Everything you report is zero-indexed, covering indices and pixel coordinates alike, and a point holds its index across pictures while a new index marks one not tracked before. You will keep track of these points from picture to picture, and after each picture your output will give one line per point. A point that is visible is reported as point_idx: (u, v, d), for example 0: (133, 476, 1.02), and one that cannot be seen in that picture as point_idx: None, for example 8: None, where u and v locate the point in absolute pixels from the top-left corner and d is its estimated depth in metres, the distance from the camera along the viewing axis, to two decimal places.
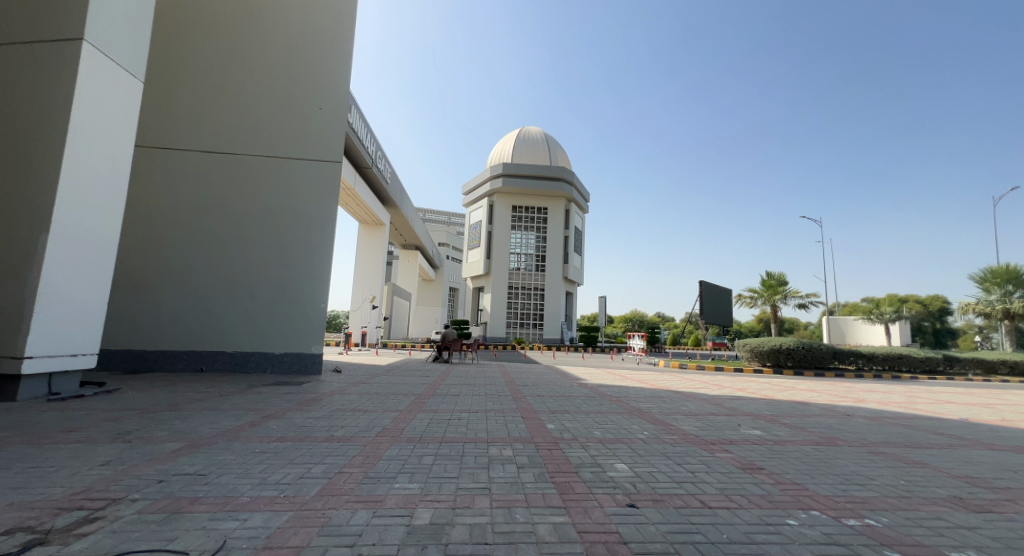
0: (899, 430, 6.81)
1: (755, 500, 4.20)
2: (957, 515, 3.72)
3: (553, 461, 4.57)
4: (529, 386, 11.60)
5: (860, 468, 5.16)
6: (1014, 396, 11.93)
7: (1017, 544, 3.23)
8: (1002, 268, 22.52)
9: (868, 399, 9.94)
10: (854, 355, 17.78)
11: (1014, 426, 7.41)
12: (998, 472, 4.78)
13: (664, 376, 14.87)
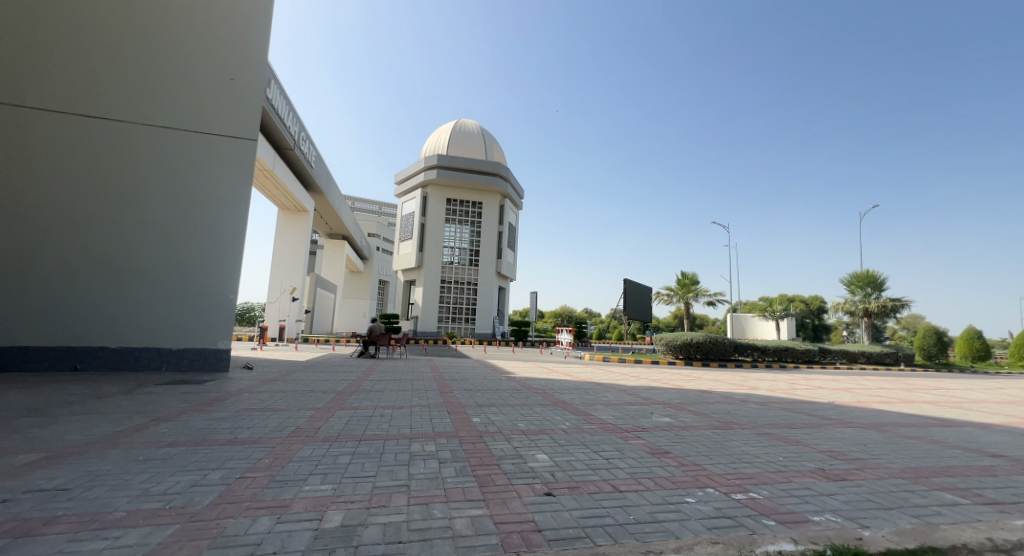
0: (783, 413, 7.71)
1: (660, 482, 4.59)
2: (820, 484, 4.33)
3: (477, 455, 4.66)
4: (457, 381, 11.65)
5: (749, 447, 5.80)
6: (874, 382, 13.92)
7: (863, 506, 3.83)
8: (863, 273, 25.48)
9: (761, 387, 11.11)
10: (752, 347, 19.74)
11: (872, 406, 8.67)
12: (855, 445, 5.61)
13: (588, 369, 15.56)
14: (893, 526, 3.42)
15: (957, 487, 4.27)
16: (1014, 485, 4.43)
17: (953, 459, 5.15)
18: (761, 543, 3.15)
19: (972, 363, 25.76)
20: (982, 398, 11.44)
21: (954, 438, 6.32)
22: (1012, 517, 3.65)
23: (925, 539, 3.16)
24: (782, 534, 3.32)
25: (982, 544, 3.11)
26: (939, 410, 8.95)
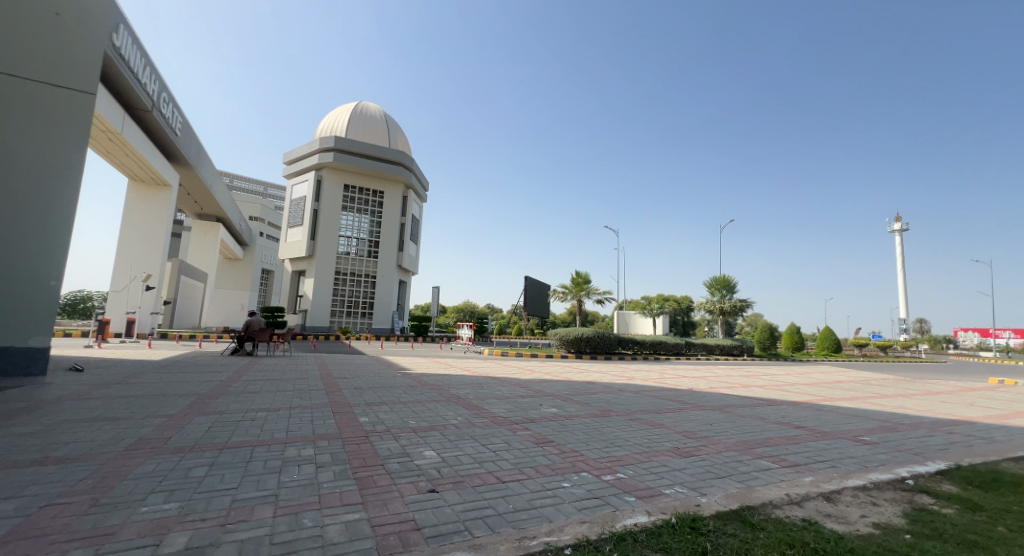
0: (652, 400, 8.61)
1: (541, 469, 4.87)
2: (674, 461, 4.94)
3: (360, 456, 4.52)
4: (347, 379, 11.12)
5: (621, 432, 6.39)
6: (728, 371, 16.09)
7: (704, 477, 4.46)
8: (721, 278, 29.32)
9: (637, 377, 12.26)
10: (633, 341, 21.66)
11: (723, 392, 10.05)
12: (704, 425, 6.48)
13: (485, 364, 15.81)
14: (724, 491, 4.04)
15: (774, 455, 5.16)
16: (812, 449, 5.48)
17: (774, 432, 6.20)
18: (621, 518, 3.52)
19: (795, 352, 31.19)
20: (804, 382, 13.86)
21: (778, 415, 7.59)
22: (805, 475, 4.52)
23: (745, 500, 3.78)
24: (638, 508, 3.74)
25: (783, 499, 3.82)
26: (771, 393, 10.67)
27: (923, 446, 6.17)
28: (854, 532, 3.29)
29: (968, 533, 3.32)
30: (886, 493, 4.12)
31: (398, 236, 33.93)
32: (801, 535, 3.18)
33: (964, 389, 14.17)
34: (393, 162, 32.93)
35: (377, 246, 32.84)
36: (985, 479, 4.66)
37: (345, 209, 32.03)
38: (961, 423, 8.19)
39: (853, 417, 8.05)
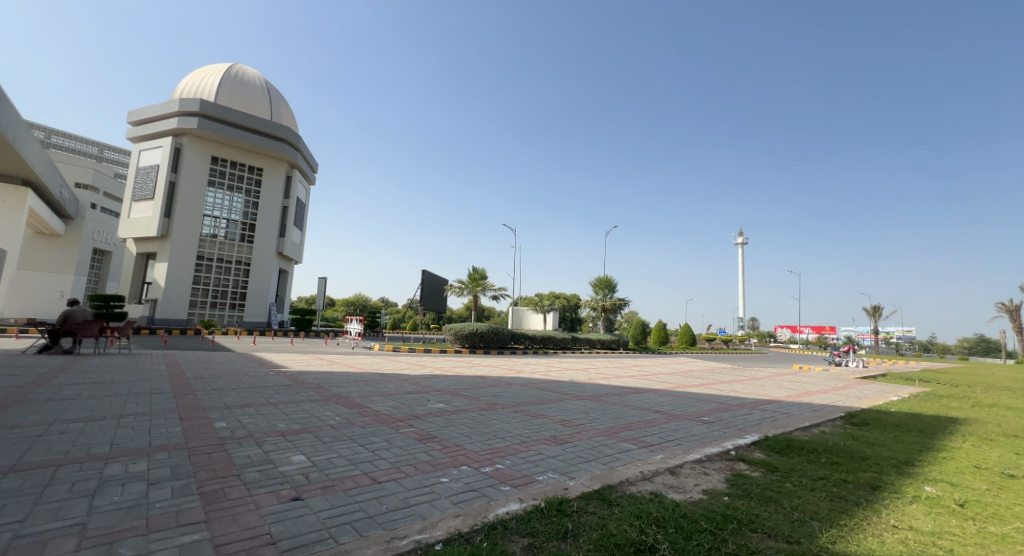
0: (535, 392, 8.97)
1: (420, 466, 4.76)
2: (551, 449, 5.20)
3: (209, 467, 3.99)
4: (206, 379, 9.80)
5: (505, 424, 6.55)
6: (606, 363, 17.43)
7: (575, 462, 4.76)
8: (603, 277, 31.43)
9: (525, 370, 12.68)
10: (525, 336, 22.33)
11: (600, 382, 10.85)
12: (580, 414, 6.92)
13: (371, 360, 15.08)
14: (589, 473, 4.35)
15: (634, 437, 5.69)
16: (666, 430, 6.16)
17: (637, 417, 6.84)
18: (494, 508, 3.58)
19: (662, 345, 35.01)
20: (668, 372, 15.56)
21: (642, 402, 8.41)
22: (657, 453, 5.06)
23: (606, 479, 4.10)
24: (512, 497, 3.86)
25: (637, 476, 4.22)
26: (640, 382, 11.80)
27: (750, 423, 7.30)
28: (690, 500, 3.76)
29: (773, 491, 3.99)
30: (718, 464, 4.78)
31: (279, 220, 30.92)
32: (649, 506, 3.54)
33: (783, 375, 17.16)
34: (274, 136, 29.75)
35: (253, 230, 29.55)
36: (789, 447, 5.67)
37: (212, 185, 28.17)
38: (779, 402, 9.89)
39: (702, 401, 9.25)
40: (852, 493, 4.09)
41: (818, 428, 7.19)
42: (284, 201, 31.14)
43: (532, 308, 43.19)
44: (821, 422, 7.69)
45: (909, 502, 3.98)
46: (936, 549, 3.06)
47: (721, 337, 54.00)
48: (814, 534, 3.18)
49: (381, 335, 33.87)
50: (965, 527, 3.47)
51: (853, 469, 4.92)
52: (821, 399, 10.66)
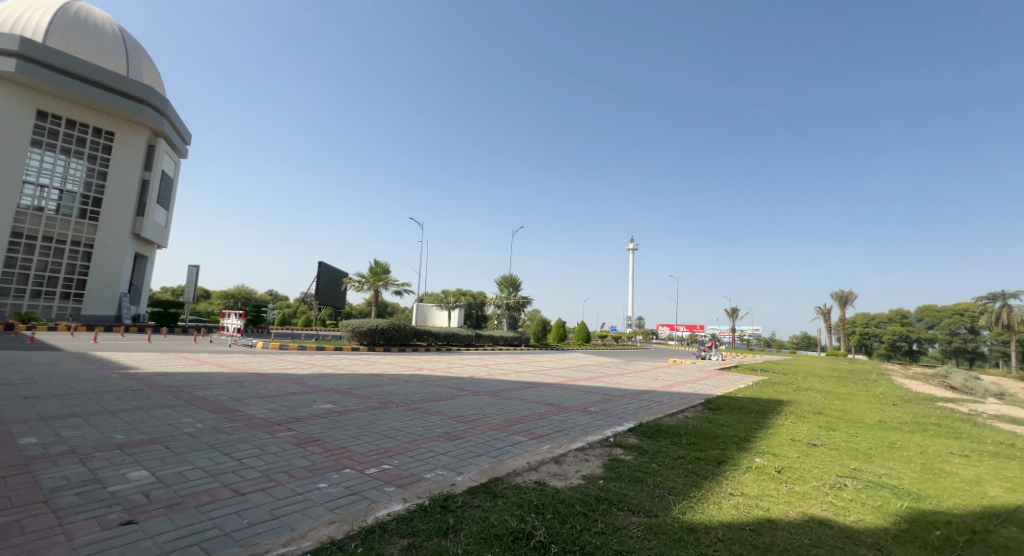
0: (432, 389, 8.83)
1: (295, 472, 4.45)
2: (441, 446, 5.20)
3: (3, 497, 3.35)
4: (25, 385, 8.07)
5: (396, 423, 6.35)
6: (506, 360, 17.85)
7: (464, 458, 4.82)
8: (507, 277, 32.27)
9: (424, 368, 12.44)
10: (429, 333, 21.77)
11: (497, 378, 11.07)
12: (475, 409, 7.03)
13: (251, 359, 13.70)
14: (477, 467, 4.46)
15: (525, 430, 5.94)
16: (554, 422, 6.51)
17: (529, 411, 7.13)
18: (374, 511, 3.50)
19: (560, 342, 36.66)
20: (563, 367, 16.40)
21: (535, 396, 8.78)
22: (543, 443, 5.34)
23: (493, 472, 4.24)
24: (395, 497, 3.81)
25: (523, 467, 4.43)
26: (537, 377, 12.27)
27: (629, 412, 8.03)
28: (568, 486, 4.05)
29: (639, 472, 4.45)
30: (597, 451, 5.20)
31: (138, 197, 26.59)
32: (529, 495, 3.75)
33: (660, 368, 19.07)
34: (133, 96, 25.53)
35: (102, 206, 25.05)
36: (658, 431, 6.36)
37: (41, 146, 23.32)
38: (655, 392, 10.99)
39: (590, 394, 9.93)
40: (702, 468, 4.74)
41: (683, 414, 8.16)
42: (144, 174, 26.86)
43: (437, 304, 41.86)
44: (686, 408, 8.73)
45: (744, 472, 4.72)
46: (760, 510, 3.68)
47: (613, 334, 58.35)
48: (670, 507, 3.61)
49: (265, 331, 30.86)
50: (781, 489, 4.22)
51: (706, 447, 5.69)
52: (688, 389, 12.07)
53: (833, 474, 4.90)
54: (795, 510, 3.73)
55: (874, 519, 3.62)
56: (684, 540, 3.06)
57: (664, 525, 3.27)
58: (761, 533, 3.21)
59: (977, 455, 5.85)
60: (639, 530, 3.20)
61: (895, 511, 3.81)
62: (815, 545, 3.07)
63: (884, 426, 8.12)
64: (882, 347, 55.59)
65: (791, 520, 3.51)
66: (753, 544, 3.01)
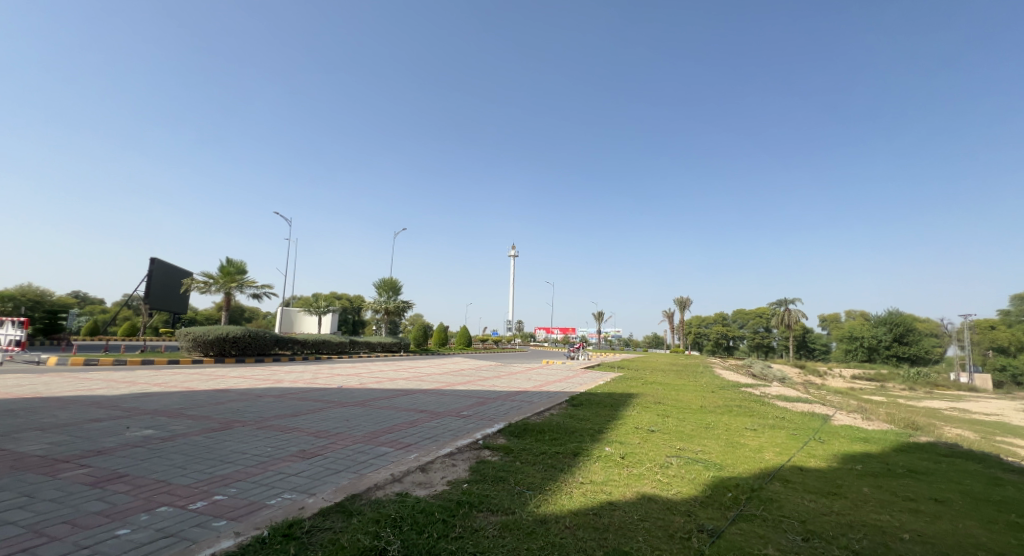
0: (292, 402, 7.62)
1: (82, 522, 3.62)
2: (295, 466, 4.35)
3: None
4: None
5: (240, 445, 5.16)
6: (378, 366, 16.92)
7: (321, 476, 4.02)
8: (388, 280, 29.87)
9: (283, 379, 11.17)
10: (293, 341, 19.54)
11: (367, 387, 10.39)
12: (339, 421, 6.22)
13: (39, 379, 10.86)
14: (335, 486, 3.80)
15: (393, 440, 5.41)
16: (424, 429, 6.29)
17: (399, 419, 6.81)
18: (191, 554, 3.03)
19: (441, 347, 36.01)
20: (440, 372, 16.09)
21: (408, 403, 8.48)
22: (411, 452, 4.98)
23: (352, 490, 3.71)
24: (224, 533, 3.33)
25: (385, 480, 3.96)
26: (412, 384, 11.86)
27: (500, 413, 8.20)
28: (431, 494, 3.76)
29: (503, 471, 4.51)
30: (465, 454, 5.14)
31: None
32: (389, 511, 3.37)
33: (532, 369, 19.91)
34: None
35: None
36: (525, 430, 6.63)
37: None
38: (527, 393, 11.42)
39: (464, 398, 9.90)
40: (560, 462, 5.04)
41: (549, 412, 8.62)
42: None
43: (305, 309, 37.56)
44: (552, 406, 9.26)
45: (594, 461, 5.17)
46: (604, 494, 4.05)
47: (492, 338, 59.61)
48: (526, 502, 3.70)
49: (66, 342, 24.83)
50: (621, 473, 4.71)
51: (565, 442, 6.09)
52: (557, 388, 12.81)
53: (663, 455, 5.65)
54: (632, 490, 4.20)
55: (688, 490, 4.25)
56: (535, 532, 3.13)
57: (519, 521, 3.29)
58: (602, 515, 3.52)
59: (765, 428, 7.27)
60: (495, 529, 3.19)
61: (703, 480, 4.52)
62: (643, 519, 3.48)
63: (706, 410, 9.61)
64: (708, 343, 65.81)
65: (627, 499, 3.94)
66: (594, 527, 3.26)
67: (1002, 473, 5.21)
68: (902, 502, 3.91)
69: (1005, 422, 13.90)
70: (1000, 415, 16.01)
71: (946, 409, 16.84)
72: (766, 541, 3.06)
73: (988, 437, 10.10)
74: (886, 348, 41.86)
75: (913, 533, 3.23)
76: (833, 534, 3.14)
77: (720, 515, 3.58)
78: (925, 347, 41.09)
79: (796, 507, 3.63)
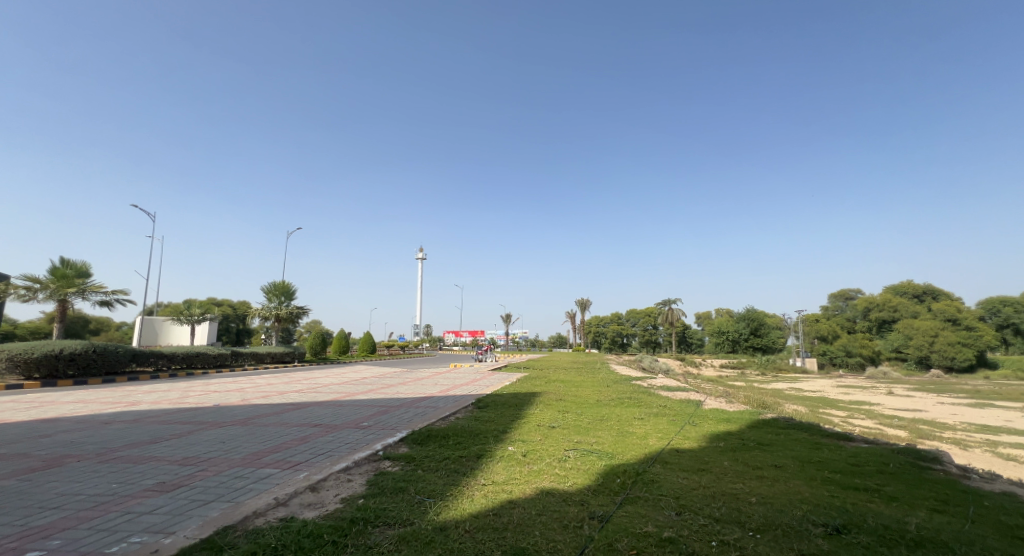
0: (151, 428, 6.59)
1: None
2: (148, 503, 3.50)
3: None
4: None
5: (70, 482, 4.11)
6: (264, 379, 15.41)
7: (184, 511, 3.35)
8: (281, 283, 27.53)
9: (142, 401, 9.63)
10: (155, 355, 17.04)
11: (248, 403, 9.37)
12: (212, 445, 5.52)
13: None
14: (199, 521, 3.11)
15: (280, 460, 4.97)
16: (317, 445, 5.86)
17: (288, 437, 6.24)
18: None
19: (341, 355, 33.91)
20: (335, 381, 15.11)
21: (300, 418, 7.83)
22: (301, 471, 4.59)
23: (221, 522, 3.07)
24: None
25: (266, 505, 3.47)
26: (305, 396, 10.97)
27: (403, 421, 7.93)
28: (322, 515, 3.43)
29: (402, 481, 4.34)
30: (363, 468, 4.87)
31: None
32: (269, 538, 2.88)
33: (438, 373, 19.62)
34: None
35: None
36: (428, 437, 6.48)
37: None
38: (433, 398, 11.18)
39: (361, 407, 9.42)
40: (463, 465, 5.01)
41: (454, 416, 8.53)
42: None
43: (173, 317, 33.00)
44: (457, 410, 9.17)
45: (497, 462, 5.22)
46: (505, 493, 4.11)
47: (395, 343, 57.72)
48: (426, 511, 3.59)
49: None
50: (523, 471, 4.82)
51: (469, 445, 6.07)
52: (462, 391, 12.71)
53: (562, 449, 5.88)
54: (531, 486, 4.31)
55: (582, 480, 4.47)
56: (433, 541, 3.02)
57: (417, 531, 3.16)
58: (502, 514, 3.56)
59: (650, 416, 7.90)
60: (392, 543, 2.98)
61: (597, 470, 4.81)
62: (540, 513, 3.58)
63: (600, 403, 10.22)
64: (605, 341, 70.08)
65: (527, 496, 4.03)
66: (493, 527, 3.28)
67: (822, 438, 6.28)
68: (752, 470, 4.51)
69: (829, 397, 16.80)
70: (824, 391, 19.34)
71: (787, 389, 19.92)
72: (646, 519, 3.32)
73: (816, 411, 12.11)
74: (745, 340, 48.19)
75: (759, 496, 3.74)
76: (700, 506, 3.51)
77: (609, 501, 3.81)
78: (774, 338, 48.20)
79: (672, 485, 4.01)
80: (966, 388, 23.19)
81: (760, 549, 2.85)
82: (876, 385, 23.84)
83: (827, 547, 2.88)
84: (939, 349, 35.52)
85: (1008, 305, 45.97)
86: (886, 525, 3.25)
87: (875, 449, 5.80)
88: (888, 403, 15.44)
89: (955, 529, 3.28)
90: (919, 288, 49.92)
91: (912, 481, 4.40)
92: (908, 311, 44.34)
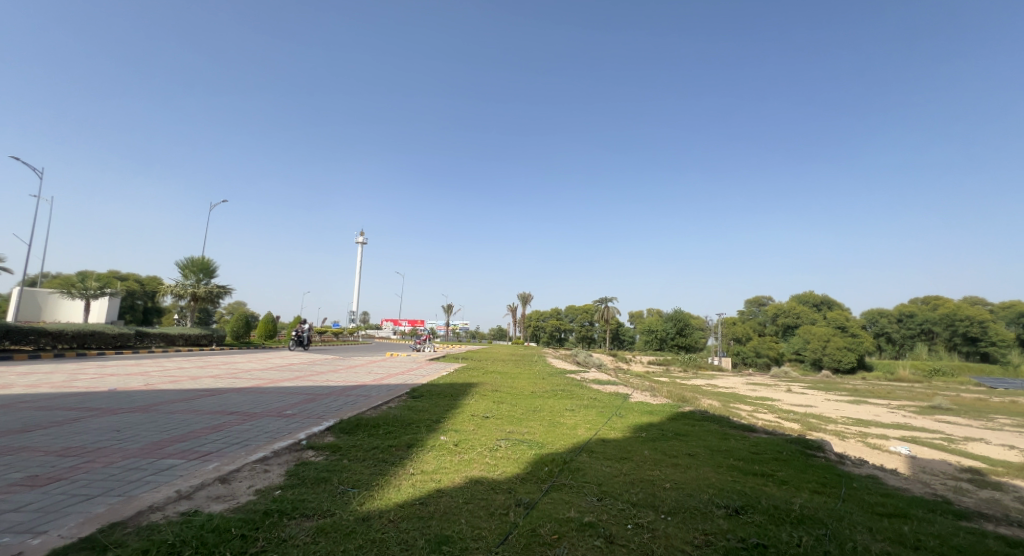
0: (32, 415, 5.83)
1: None
2: (16, 498, 3.11)
3: None
4: None
5: None
6: (172, 363, 14.10)
7: (60, 507, 2.98)
8: (199, 259, 25.29)
9: (17, 384, 8.48)
10: (37, 333, 15.08)
11: (151, 388, 8.53)
12: (103, 435, 4.95)
13: None
14: (79, 519, 2.78)
15: (185, 450, 4.56)
16: (230, 434, 5.44)
17: (195, 425, 5.75)
18: None
19: (266, 340, 31.87)
20: (257, 367, 14.09)
21: (212, 406, 7.23)
22: (210, 462, 4.25)
23: (107, 519, 2.76)
24: None
25: (166, 499, 3.17)
26: (221, 382, 10.20)
27: (330, 410, 7.56)
28: (231, 509, 3.18)
29: (326, 472, 4.14)
30: (282, 458, 4.59)
31: None
32: (170, 534, 2.64)
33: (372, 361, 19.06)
34: None
35: None
36: (357, 426, 6.26)
37: None
38: (364, 387, 10.79)
39: (284, 395, 8.88)
40: (393, 455, 4.89)
41: (386, 406, 8.31)
42: None
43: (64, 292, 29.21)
44: (389, 399, 8.92)
45: (428, 451, 5.14)
46: (433, 482, 4.05)
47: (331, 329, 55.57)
48: (349, 501, 3.46)
49: None
50: (453, 460, 4.78)
51: (400, 434, 5.92)
52: (397, 381, 12.36)
53: (494, 439, 5.92)
54: (460, 476, 4.27)
55: (511, 469, 4.52)
56: (354, 532, 2.91)
57: (337, 523, 3.02)
58: (428, 503, 3.50)
59: (581, 408, 8.17)
60: (308, 535, 2.83)
61: (526, 459, 4.87)
62: (467, 501, 3.57)
63: (533, 395, 10.39)
64: (543, 336, 71.24)
65: (455, 486, 3.98)
66: (419, 516, 3.22)
67: (730, 429, 6.78)
68: (668, 458, 4.78)
69: (738, 393, 18.14)
70: (735, 388, 20.96)
71: (703, 386, 21.32)
72: (570, 505, 3.40)
73: (727, 405, 13.07)
74: (672, 339, 51.10)
75: (673, 483, 3.95)
76: (620, 492, 3.65)
77: (535, 488, 3.87)
78: (696, 338, 51.44)
79: (596, 473, 4.14)
80: (848, 387, 26.07)
81: (669, 530, 3.00)
82: (777, 383, 26.30)
83: (727, 527, 3.10)
84: (829, 352, 39.79)
85: (884, 316, 52.35)
86: (776, 505, 3.56)
87: (771, 438, 6.35)
88: (786, 399, 17.04)
89: (830, 507, 3.66)
90: (817, 298, 55.53)
91: (800, 466, 4.88)
92: (808, 318, 49.23)
